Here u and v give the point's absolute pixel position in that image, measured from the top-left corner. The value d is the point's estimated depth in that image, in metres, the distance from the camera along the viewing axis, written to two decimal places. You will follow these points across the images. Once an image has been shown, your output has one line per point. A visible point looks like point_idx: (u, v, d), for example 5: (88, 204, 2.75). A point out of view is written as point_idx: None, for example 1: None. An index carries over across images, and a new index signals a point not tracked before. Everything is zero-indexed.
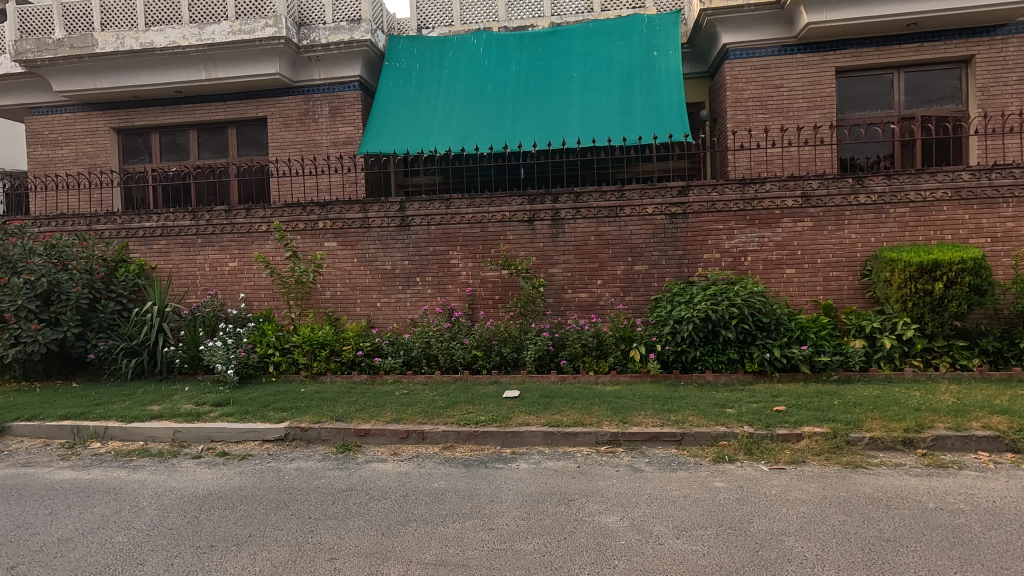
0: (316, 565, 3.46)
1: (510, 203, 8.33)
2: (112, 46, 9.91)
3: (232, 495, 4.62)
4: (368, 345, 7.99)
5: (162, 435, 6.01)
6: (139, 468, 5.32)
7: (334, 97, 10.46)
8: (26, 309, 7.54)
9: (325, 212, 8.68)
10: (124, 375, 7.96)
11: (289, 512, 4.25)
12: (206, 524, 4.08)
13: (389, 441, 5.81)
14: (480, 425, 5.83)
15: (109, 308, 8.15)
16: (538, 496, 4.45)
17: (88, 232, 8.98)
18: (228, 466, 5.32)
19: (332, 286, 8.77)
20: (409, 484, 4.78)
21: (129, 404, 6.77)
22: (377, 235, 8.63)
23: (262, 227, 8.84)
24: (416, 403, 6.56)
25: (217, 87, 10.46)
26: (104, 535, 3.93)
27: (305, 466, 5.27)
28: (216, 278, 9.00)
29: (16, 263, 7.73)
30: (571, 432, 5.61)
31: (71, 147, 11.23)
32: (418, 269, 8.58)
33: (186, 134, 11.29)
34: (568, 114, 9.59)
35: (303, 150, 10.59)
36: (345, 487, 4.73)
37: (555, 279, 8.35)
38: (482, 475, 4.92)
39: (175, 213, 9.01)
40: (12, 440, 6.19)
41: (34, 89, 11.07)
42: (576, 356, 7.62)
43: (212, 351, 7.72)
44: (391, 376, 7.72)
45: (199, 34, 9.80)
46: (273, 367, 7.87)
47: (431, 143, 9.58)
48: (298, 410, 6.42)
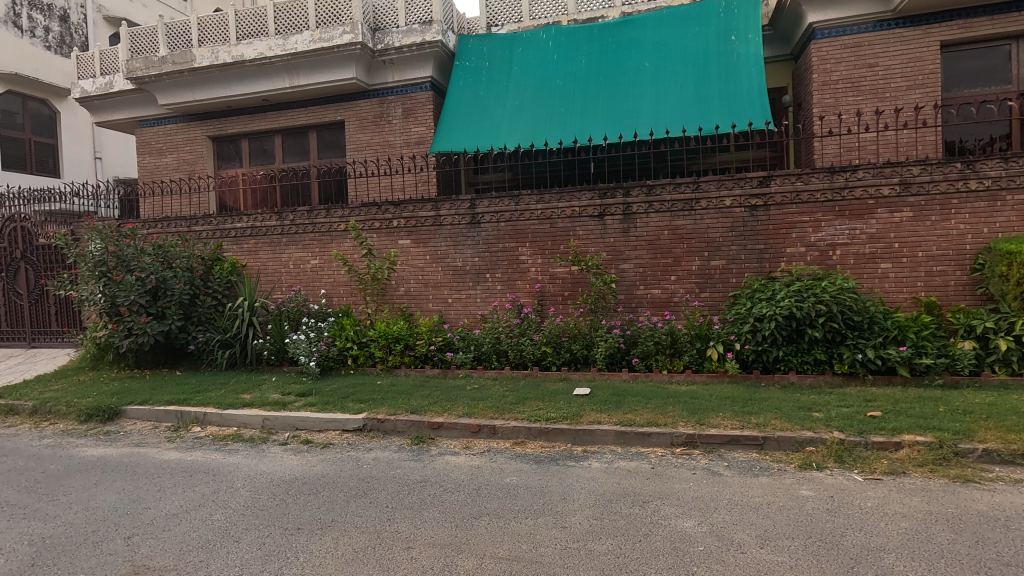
0: (394, 553, 3.56)
1: (580, 198, 8.23)
2: (207, 60, 10.70)
3: (315, 481, 4.87)
4: (440, 340, 8.19)
5: (253, 422, 6.45)
6: (234, 452, 5.73)
7: (407, 98, 10.77)
8: (137, 304, 8.33)
9: (399, 211, 8.95)
10: (220, 365, 8.57)
11: (368, 501, 4.42)
12: (293, 507, 4.32)
13: (461, 434, 5.93)
14: (551, 421, 5.81)
15: (207, 303, 8.86)
16: (611, 496, 4.36)
17: (189, 233, 9.80)
18: (312, 454, 5.61)
19: (406, 282, 9.05)
20: (481, 478, 4.84)
21: (224, 392, 7.31)
22: (448, 233, 8.80)
23: (340, 226, 9.25)
24: (487, 398, 6.64)
25: (300, 94, 11.05)
26: (205, 512, 4.26)
27: (382, 456, 5.46)
28: (299, 274, 9.51)
29: (129, 261, 8.46)
30: (644, 432, 5.46)
31: (174, 155, 12.22)
32: (488, 266, 8.67)
33: (272, 139, 11.94)
34: (639, 105, 9.35)
35: (378, 151, 10.97)
36: (419, 478, 4.86)
37: (627, 274, 8.16)
38: (554, 473, 4.89)
39: (263, 214, 9.60)
40: (127, 421, 6.86)
41: (142, 104, 12.15)
42: (648, 354, 7.40)
43: (296, 343, 8.17)
44: (462, 371, 7.85)
45: (284, 44, 10.38)
46: (351, 360, 8.24)
47: (501, 140, 9.66)
48: (375, 402, 6.68)
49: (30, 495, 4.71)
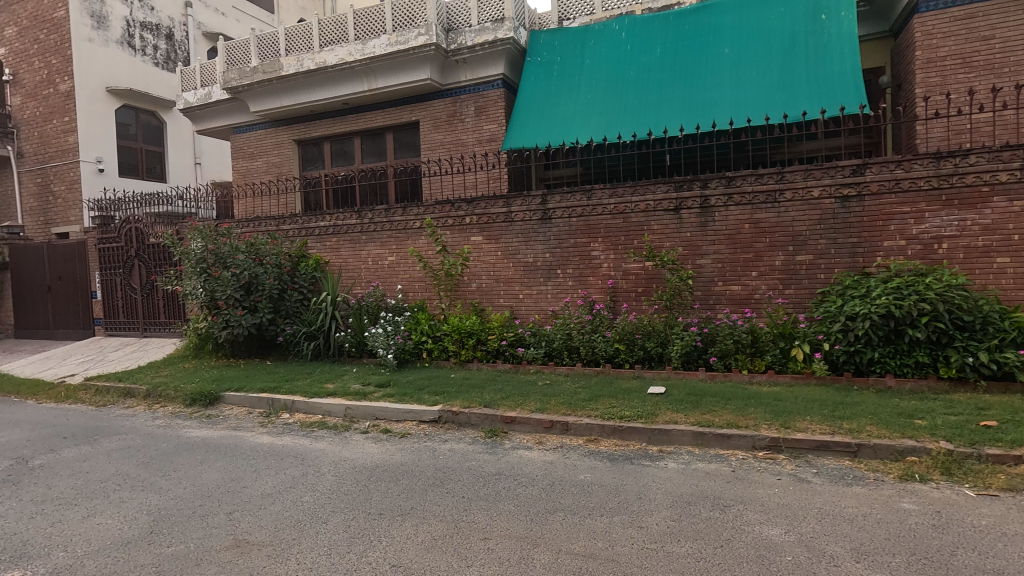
0: (471, 543, 3.64)
1: (654, 191, 8.02)
2: (294, 68, 11.34)
3: (394, 469, 5.06)
4: (512, 335, 8.26)
5: (336, 411, 6.79)
6: (320, 438, 6.07)
7: (480, 96, 10.92)
8: (233, 298, 8.99)
9: (471, 208, 9.09)
10: (306, 356, 9.09)
11: (445, 490, 4.54)
12: (375, 493, 4.51)
13: (534, 430, 5.95)
14: (625, 420, 5.71)
15: (294, 297, 9.45)
16: (690, 498, 4.23)
17: (278, 232, 10.46)
18: (391, 442, 5.84)
19: (478, 278, 9.19)
20: (555, 473, 4.84)
21: (310, 381, 7.77)
22: (520, 229, 8.84)
23: (416, 224, 9.53)
24: (559, 394, 6.62)
25: (378, 96, 11.48)
26: (296, 494, 4.54)
27: (457, 448, 5.59)
28: (377, 270, 9.89)
29: (226, 258, 9.16)
30: (724, 433, 5.26)
31: (263, 159, 13.04)
32: (559, 262, 8.64)
33: (352, 141, 12.45)
34: (718, 94, 8.97)
35: (451, 150, 11.20)
36: (494, 471, 4.93)
37: (704, 270, 7.87)
38: (629, 472, 4.80)
39: (344, 213, 10.05)
40: (225, 406, 7.44)
41: (236, 112, 13.06)
42: (727, 353, 7.12)
43: (375, 336, 8.54)
44: (534, 367, 7.88)
45: (362, 49, 10.82)
46: (426, 353, 8.48)
47: (573, 135, 9.59)
48: (450, 394, 6.84)
49: (147, 469, 5.21)
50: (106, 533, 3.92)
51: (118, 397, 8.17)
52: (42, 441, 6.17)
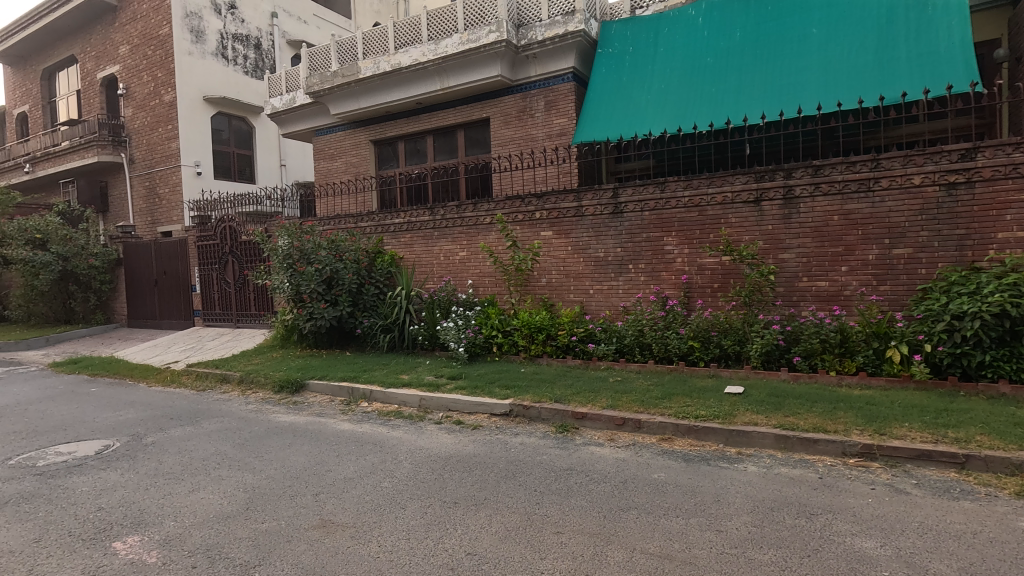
0: (544, 537, 3.65)
1: (733, 182, 7.68)
2: (371, 70, 11.79)
3: (468, 460, 5.17)
4: (582, 331, 8.20)
5: (411, 401, 7.03)
6: (396, 427, 6.31)
7: (550, 91, 10.88)
8: (316, 291, 9.50)
9: (541, 203, 9.10)
10: (382, 347, 9.46)
11: (517, 483, 4.59)
12: (449, 482, 4.63)
13: (605, 426, 5.88)
14: (701, 420, 5.52)
15: (371, 291, 9.85)
16: (771, 504, 4.03)
17: (356, 229, 10.93)
18: (463, 434, 5.97)
19: (547, 273, 9.19)
20: (628, 471, 4.76)
21: (386, 372, 8.10)
22: (590, 224, 8.75)
23: (486, 219, 9.66)
24: (631, 392, 6.50)
25: (450, 95, 11.71)
26: (375, 479, 4.74)
27: (528, 442, 5.63)
28: (449, 266, 10.11)
29: (310, 254, 9.70)
30: (810, 438, 4.97)
31: (342, 159, 13.65)
32: (631, 257, 8.47)
33: (425, 139, 12.75)
34: (804, 77, 8.45)
35: (521, 145, 11.25)
36: (565, 466, 4.93)
37: (787, 265, 7.45)
38: (705, 473, 4.65)
39: (417, 210, 10.34)
40: (310, 393, 7.89)
41: (317, 115, 13.73)
42: (812, 353, 6.72)
43: (446, 330, 8.75)
44: (604, 363, 7.78)
45: (435, 49, 11.07)
46: (496, 347, 8.61)
47: (646, 126, 9.37)
48: (520, 389, 6.90)
49: (242, 450, 5.63)
50: (209, 506, 4.28)
51: (215, 382, 8.88)
52: (153, 421, 6.81)
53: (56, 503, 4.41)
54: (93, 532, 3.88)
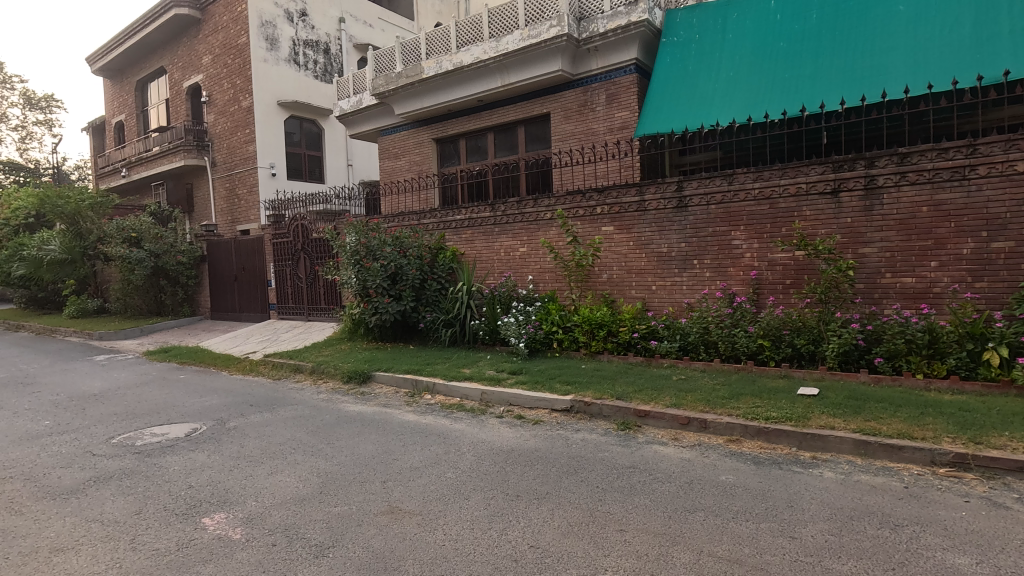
0: (608, 534, 3.62)
1: (807, 173, 7.30)
2: (433, 70, 12.05)
3: (530, 454, 5.21)
4: (644, 328, 8.07)
5: (473, 395, 7.15)
6: (459, 419, 6.43)
7: (611, 83, 10.71)
8: (381, 287, 9.83)
9: (603, 198, 9.00)
10: (444, 341, 9.68)
11: (579, 478, 4.57)
12: (512, 475, 4.68)
13: (669, 426, 5.75)
14: (772, 421, 5.30)
15: (434, 286, 10.07)
16: (851, 512, 3.81)
17: (420, 225, 11.20)
18: (525, 428, 6.01)
19: (609, 269, 9.07)
20: (694, 472, 4.64)
21: (448, 366, 8.28)
22: (653, 218, 8.56)
23: (547, 215, 9.66)
24: (696, 390, 6.33)
25: (511, 91, 11.76)
26: (440, 470, 4.86)
27: (590, 438, 5.59)
28: (509, 261, 10.18)
29: (376, 250, 10.04)
30: (893, 444, 4.66)
31: (406, 158, 14.02)
32: (696, 252, 8.22)
33: (485, 137, 12.85)
34: (889, 60, 7.89)
35: (581, 140, 11.15)
36: (628, 463, 4.86)
37: (867, 260, 7.00)
38: (777, 477, 4.45)
39: (478, 206, 10.47)
40: (376, 384, 8.19)
41: (382, 115, 14.14)
42: (896, 354, 6.29)
43: (508, 325, 8.84)
44: (667, 361, 7.62)
45: (497, 46, 11.17)
46: (557, 343, 8.59)
47: (713, 116, 9.06)
48: (581, 385, 6.87)
49: (315, 437, 5.92)
50: (286, 489, 4.53)
51: (290, 372, 9.38)
52: (235, 406, 7.29)
53: (153, 479, 4.81)
54: (185, 507, 4.21)
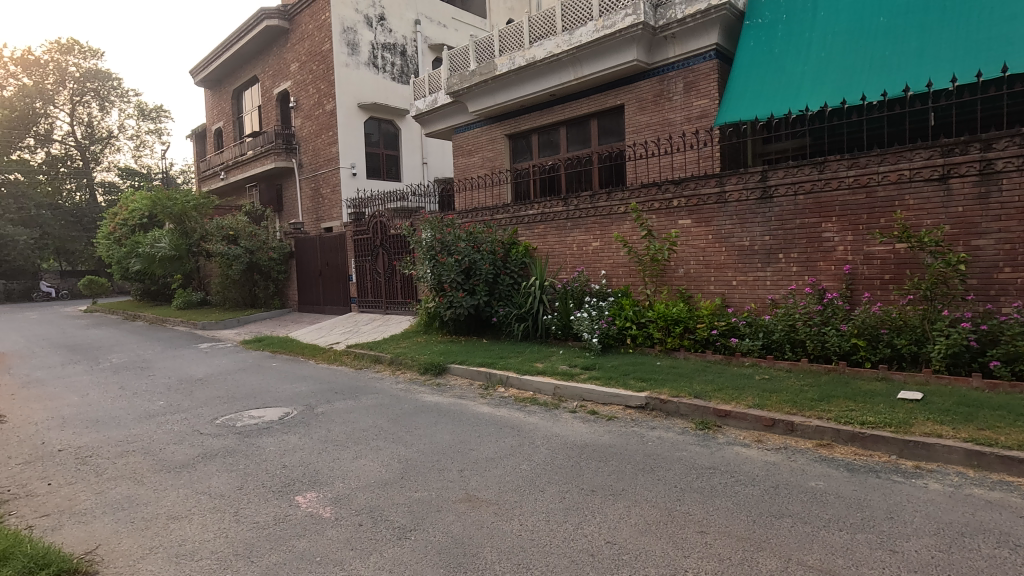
0: (688, 534, 3.53)
1: (911, 158, 6.70)
2: (506, 66, 12.15)
3: (604, 450, 5.16)
4: (724, 324, 7.77)
5: (546, 389, 7.18)
6: (532, 413, 6.48)
7: (689, 71, 10.35)
8: (455, 281, 10.07)
9: (680, 190, 8.70)
10: (517, 336, 9.78)
11: (656, 477, 4.48)
12: (587, 470, 4.66)
13: (752, 427, 5.51)
14: (868, 426, 4.94)
15: (507, 281, 10.20)
16: (962, 528, 3.48)
17: (493, 221, 11.34)
18: (599, 424, 5.96)
19: (685, 263, 8.79)
20: (780, 476, 4.42)
21: (521, 359, 8.35)
22: (734, 210, 8.19)
23: (621, 209, 9.49)
24: (781, 391, 6.02)
25: (584, 84, 11.63)
26: (515, 461, 4.92)
27: (666, 436, 5.46)
28: (582, 256, 10.09)
29: (451, 246, 10.28)
30: (1012, 457, 4.22)
31: (479, 155, 14.23)
32: (782, 245, 7.78)
33: (558, 131, 12.77)
34: (1011, 29, 7.07)
35: (657, 131, 10.85)
36: (708, 464, 4.70)
37: (982, 253, 6.34)
38: (874, 486, 4.15)
39: (551, 201, 10.46)
40: (451, 376, 8.41)
41: (456, 113, 14.43)
42: (1016, 358, 5.67)
43: (580, 320, 8.79)
44: (749, 359, 7.29)
45: (570, 39, 11.09)
46: (630, 339, 8.44)
47: (801, 102, 8.58)
48: (656, 381, 6.72)
49: (396, 425, 6.17)
50: (370, 473, 4.76)
51: (370, 362, 9.84)
52: (322, 393, 7.74)
53: (252, 458, 5.21)
54: (281, 485, 4.52)
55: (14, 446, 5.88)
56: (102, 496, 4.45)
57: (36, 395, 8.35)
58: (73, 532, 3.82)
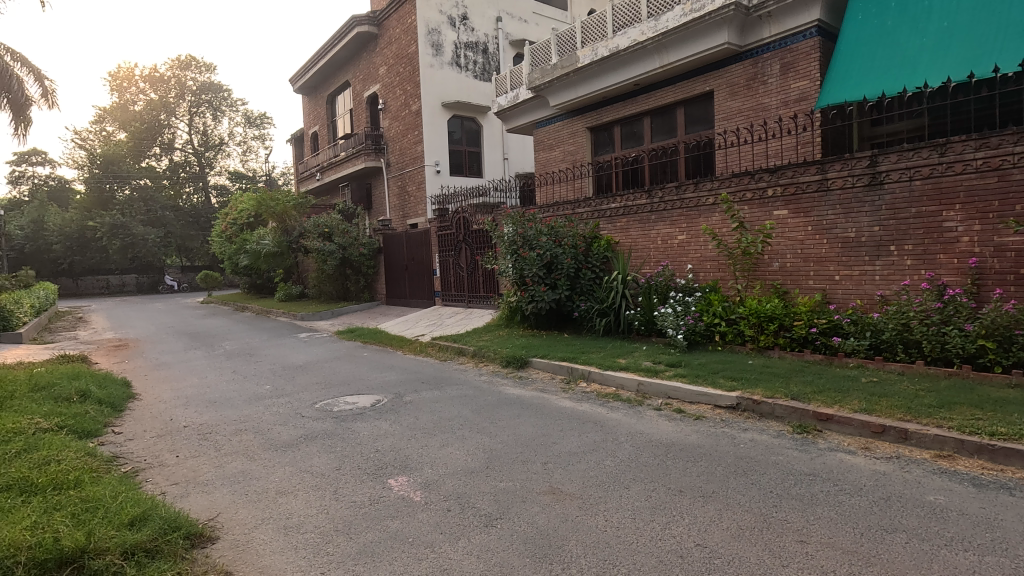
0: (787, 543, 3.33)
1: None
2: (589, 58, 11.99)
3: (691, 450, 4.99)
4: (825, 322, 7.25)
5: (629, 385, 7.05)
6: (615, 409, 6.39)
7: (787, 52, 9.73)
8: (537, 275, 10.12)
9: (775, 178, 8.20)
10: (598, 331, 9.68)
11: (749, 480, 4.27)
12: (674, 470, 4.53)
13: (857, 433, 5.11)
14: (999, 438, 4.42)
15: (588, 275, 10.10)
16: None
17: (574, 215, 11.25)
18: (685, 423, 5.77)
19: (781, 257, 8.28)
20: (891, 487, 4.06)
21: (604, 355, 8.24)
22: (838, 199, 7.60)
23: (709, 200, 9.08)
24: (891, 396, 5.52)
25: (670, 72, 11.24)
26: (598, 457, 4.87)
27: (760, 439, 5.18)
28: (667, 250, 9.78)
29: (532, 240, 10.34)
30: None
31: (560, 149, 14.16)
32: (894, 237, 7.11)
33: (641, 121, 12.43)
34: None
35: (751, 117, 10.30)
36: (807, 471, 4.41)
37: None
38: (1007, 504, 3.71)
39: (634, 193, 10.21)
40: (533, 370, 8.47)
41: (537, 108, 14.44)
42: None
43: (665, 316, 8.53)
44: (854, 360, 6.74)
45: (655, 25, 10.75)
46: (719, 336, 8.09)
47: (918, 78, 7.80)
48: (748, 380, 6.40)
49: (479, 415, 6.31)
50: (457, 461, 4.91)
51: (454, 354, 10.13)
52: (409, 383, 8.08)
53: (348, 441, 5.54)
54: (374, 468, 4.77)
55: (148, 420, 6.63)
56: (221, 469, 4.91)
57: (164, 377, 9.36)
58: (198, 501, 4.24)
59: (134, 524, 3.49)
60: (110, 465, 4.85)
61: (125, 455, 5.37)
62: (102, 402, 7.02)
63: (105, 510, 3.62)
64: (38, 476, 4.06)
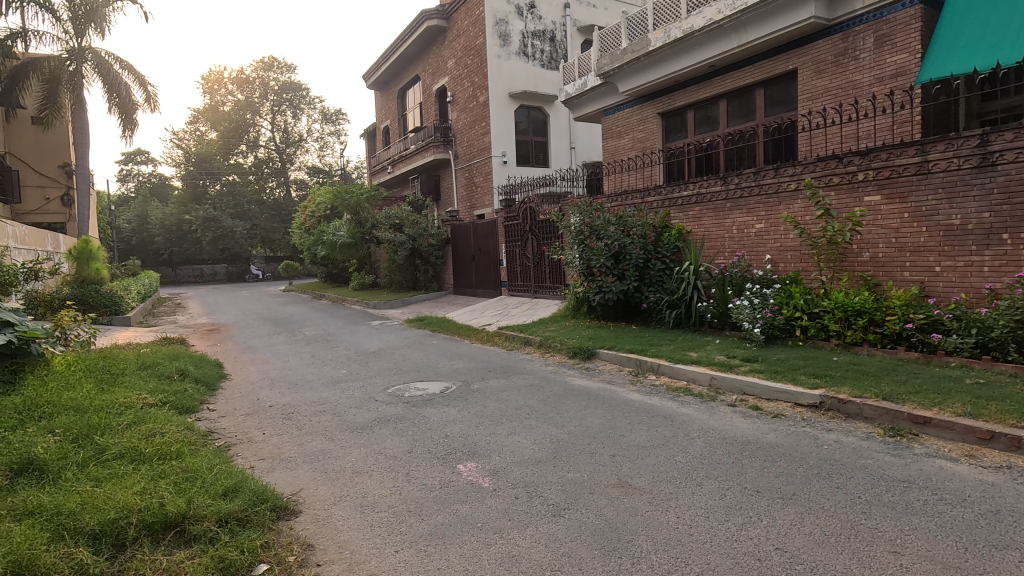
0: (877, 553, 3.11)
1: None
2: (661, 40, 11.57)
3: (770, 449, 4.75)
4: (922, 317, 6.67)
5: (701, 379, 6.82)
6: (686, 403, 6.19)
7: (882, 23, 8.98)
8: (604, 266, 9.95)
9: (867, 161, 7.61)
10: (668, 322, 9.43)
11: (834, 484, 4.01)
12: (751, 469, 4.33)
13: (959, 438, 4.68)
14: None
15: (658, 266, 9.82)
16: None
17: (643, 204, 10.94)
18: (762, 420, 5.51)
19: (872, 246, 7.70)
20: (1001, 500, 3.68)
21: (674, 348, 8.01)
22: (940, 182, 6.94)
23: (791, 185, 8.56)
24: (1001, 399, 5.01)
25: (749, 51, 10.66)
26: (667, 452, 4.74)
27: (847, 440, 4.86)
28: (743, 239, 9.34)
29: (600, 230, 10.16)
30: None
31: (629, 136, 13.80)
32: (1008, 223, 6.41)
33: (717, 105, 11.89)
34: None
35: (840, 95, 9.63)
36: (901, 477, 4.09)
37: None
38: None
39: (708, 180, 9.80)
40: (600, 361, 8.37)
41: (606, 95, 14.12)
42: None
43: (740, 309, 8.17)
44: (957, 360, 6.16)
45: (733, 2, 10.16)
46: (800, 330, 7.62)
47: None
48: (833, 378, 6.01)
49: (546, 405, 6.32)
50: (525, 449, 4.93)
51: (521, 343, 10.20)
52: (476, 371, 8.22)
53: (419, 426, 5.70)
54: (444, 453, 4.89)
55: (238, 399, 7.13)
56: (302, 447, 5.21)
57: (251, 359, 10.03)
58: (283, 476, 4.53)
59: (227, 494, 3.77)
60: (206, 439, 5.26)
61: (219, 430, 5.81)
62: (199, 381, 7.62)
63: (202, 480, 3.93)
64: (146, 447, 4.48)
